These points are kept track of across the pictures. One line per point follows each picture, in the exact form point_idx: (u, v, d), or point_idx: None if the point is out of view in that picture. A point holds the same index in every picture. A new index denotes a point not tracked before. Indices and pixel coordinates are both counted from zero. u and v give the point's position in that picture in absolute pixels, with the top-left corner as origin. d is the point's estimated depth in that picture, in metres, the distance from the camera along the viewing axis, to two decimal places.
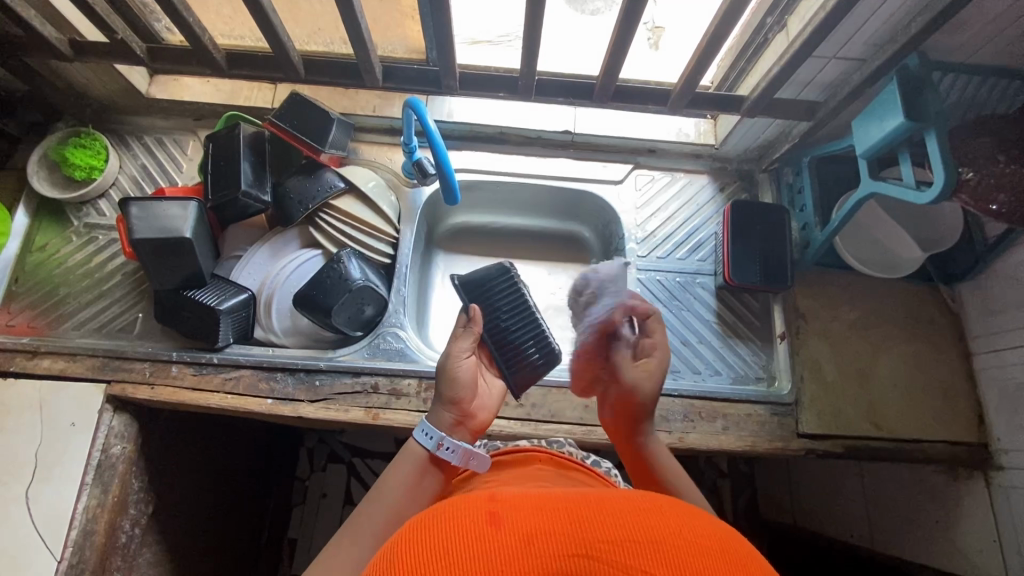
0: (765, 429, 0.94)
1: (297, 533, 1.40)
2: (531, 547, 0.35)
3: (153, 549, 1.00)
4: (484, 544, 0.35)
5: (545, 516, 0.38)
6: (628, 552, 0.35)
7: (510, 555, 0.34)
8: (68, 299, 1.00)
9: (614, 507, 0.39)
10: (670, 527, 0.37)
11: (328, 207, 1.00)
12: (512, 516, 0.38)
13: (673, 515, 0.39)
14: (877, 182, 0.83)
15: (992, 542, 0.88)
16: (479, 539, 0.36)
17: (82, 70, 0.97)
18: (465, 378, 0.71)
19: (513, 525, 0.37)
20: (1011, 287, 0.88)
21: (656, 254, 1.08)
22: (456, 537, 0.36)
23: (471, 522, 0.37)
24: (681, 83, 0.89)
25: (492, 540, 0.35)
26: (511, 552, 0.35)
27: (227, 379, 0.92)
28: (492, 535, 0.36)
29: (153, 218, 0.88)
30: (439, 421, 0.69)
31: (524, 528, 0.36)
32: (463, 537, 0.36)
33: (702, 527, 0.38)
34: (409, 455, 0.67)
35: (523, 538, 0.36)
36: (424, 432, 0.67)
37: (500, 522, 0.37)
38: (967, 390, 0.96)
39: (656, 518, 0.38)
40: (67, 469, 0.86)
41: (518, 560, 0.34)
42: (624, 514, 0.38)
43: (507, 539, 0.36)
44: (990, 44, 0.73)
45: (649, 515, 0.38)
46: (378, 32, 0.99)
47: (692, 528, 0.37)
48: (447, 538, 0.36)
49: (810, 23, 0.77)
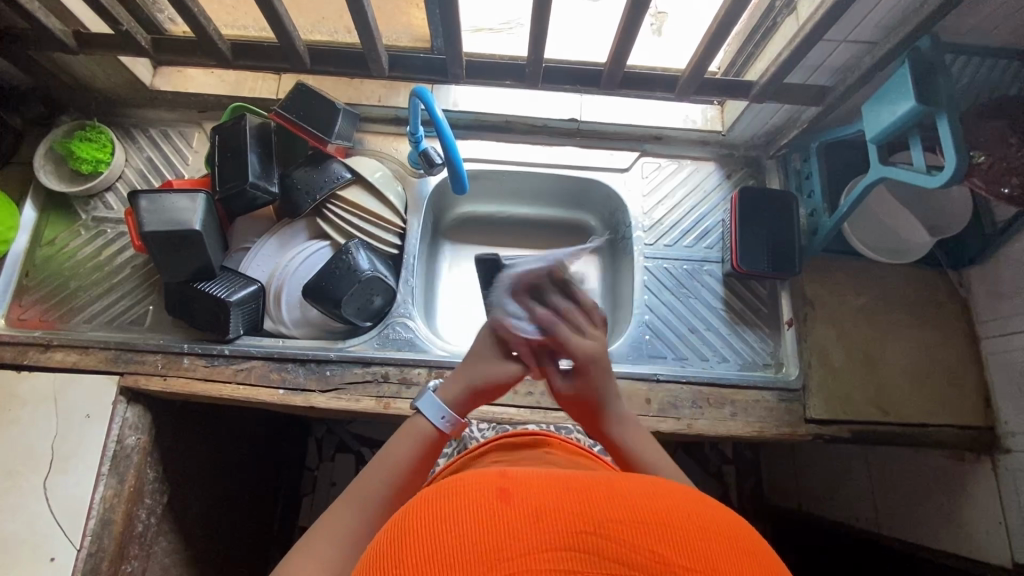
0: (774, 415, 0.95)
1: (307, 521, 1.42)
2: (541, 522, 0.34)
3: (169, 537, 1.01)
4: (494, 521, 0.34)
5: (555, 491, 0.36)
6: (638, 533, 0.34)
7: (520, 533, 0.33)
8: (78, 293, 1.00)
9: (624, 487, 0.38)
10: (679, 509, 0.36)
11: (336, 199, 1.00)
12: (523, 490, 0.36)
13: (682, 498, 0.38)
14: (887, 167, 0.82)
15: (998, 524, 0.89)
16: (490, 516, 0.34)
17: (87, 63, 0.97)
18: (478, 364, 0.70)
19: (523, 500, 0.35)
20: (1018, 271, 0.89)
21: (663, 242, 1.08)
22: (465, 511, 0.35)
23: (482, 495, 0.36)
24: (690, 68, 0.89)
25: (503, 514, 0.34)
26: (520, 530, 0.33)
27: (239, 370, 0.93)
28: (500, 510, 0.35)
29: (162, 210, 0.88)
30: (445, 389, 0.69)
31: (533, 503, 0.35)
32: (474, 512, 0.35)
33: (709, 510, 0.38)
34: (414, 429, 0.66)
35: (534, 514, 0.34)
36: (439, 414, 0.66)
37: (509, 494, 0.36)
38: (976, 373, 0.96)
39: (666, 500, 0.37)
40: (83, 460, 0.87)
41: (528, 536, 0.33)
42: (634, 495, 0.37)
43: (517, 516, 0.34)
44: (1001, 26, 0.72)
45: (658, 497, 0.37)
46: (383, 21, 0.99)
47: (699, 511, 0.37)
48: (458, 511, 0.35)
49: (819, 7, 0.76)
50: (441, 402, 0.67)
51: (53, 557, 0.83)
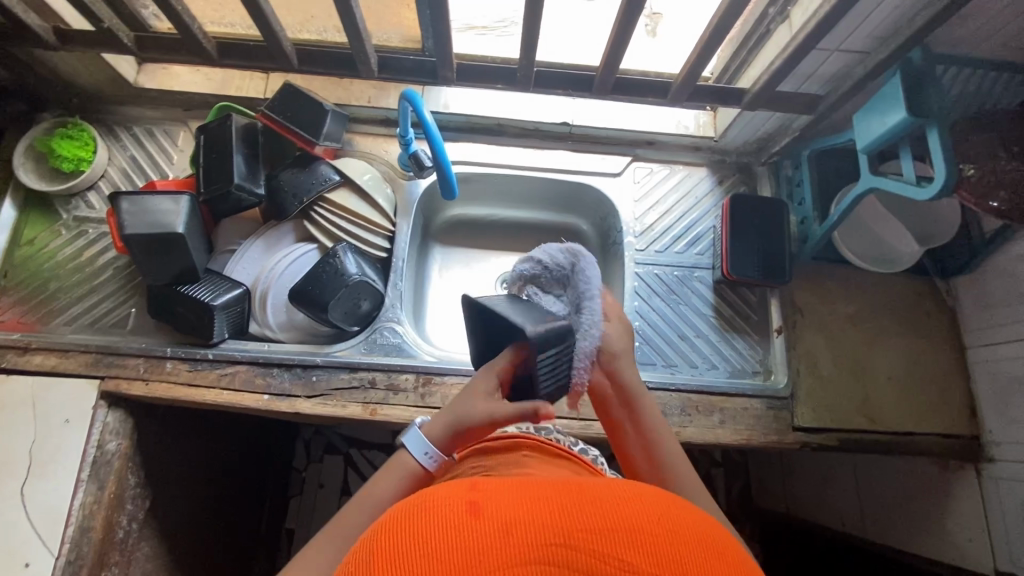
0: (762, 422, 0.95)
1: (294, 523, 1.41)
2: (510, 535, 0.33)
3: (151, 543, 1.00)
4: (462, 536, 0.33)
5: (525, 501, 0.36)
6: (607, 543, 0.34)
7: (488, 548, 0.32)
8: (59, 294, 0.98)
9: (595, 494, 0.37)
10: (649, 514, 0.36)
11: (323, 201, 0.98)
12: (493, 502, 0.35)
13: (654, 502, 0.37)
14: (877, 177, 0.82)
15: (982, 532, 0.90)
16: (457, 531, 0.33)
17: (69, 59, 0.94)
18: (460, 402, 0.64)
19: (493, 513, 0.34)
20: (1005, 281, 0.89)
21: (654, 248, 1.08)
22: (435, 528, 0.34)
23: (450, 511, 0.35)
24: (684, 73, 0.88)
25: (472, 529, 0.33)
26: (489, 545, 0.33)
27: (223, 374, 0.92)
28: (470, 525, 0.34)
29: (144, 212, 0.87)
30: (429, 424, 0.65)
31: (502, 515, 0.34)
32: (442, 527, 0.34)
33: (681, 513, 0.37)
34: (400, 463, 0.64)
35: (503, 527, 0.34)
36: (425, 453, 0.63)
37: (479, 508, 0.35)
38: (961, 382, 0.97)
39: (638, 506, 0.36)
40: (62, 465, 0.85)
41: (498, 549, 0.32)
42: (605, 502, 0.36)
43: (484, 530, 0.33)
44: (993, 38, 0.72)
45: (629, 503, 0.37)
46: (373, 20, 0.97)
47: (669, 514, 0.36)
48: (428, 527, 0.34)
49: (813, 16, 0.75)
50: (423, 437, 0.64)
51: (28, 562, 0.82)
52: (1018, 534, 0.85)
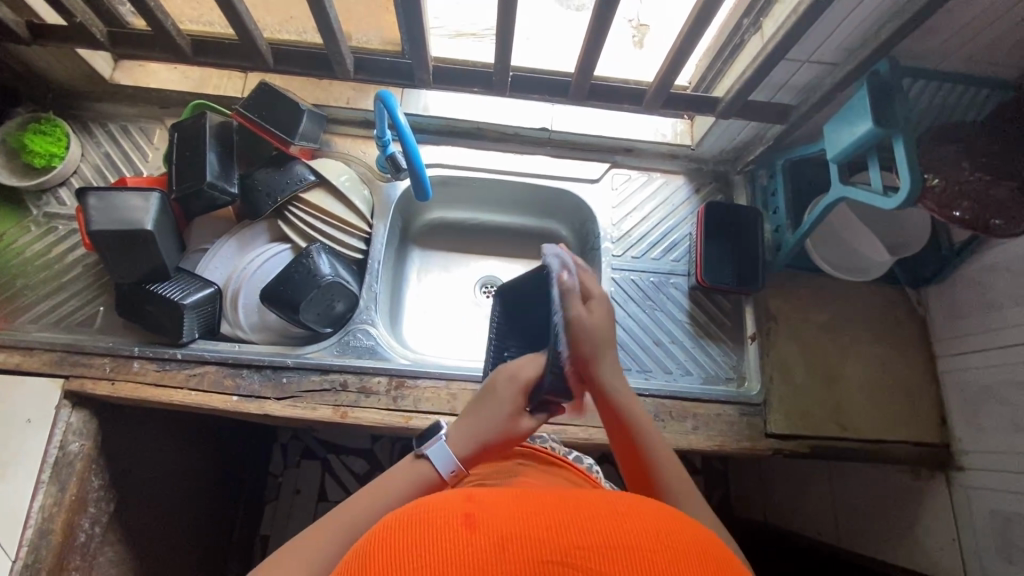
0: (734, 429, 0.95)
1: (269, 528, 1.38)
2: (505, 551, 0.33)
3: (115, 548, 0.98)
4: (457, 549, 0.32)
5: (522, 516, 0.35)
6: (604, 561, 0.33)
7: (483, 562, 0.32)
8: (25, 291, 0.96)
9: (593, 511, 0.36)
10: (647, 531, 0.35)
11: (298, 201, 0.98)
12: (489, 514, 0.35)
13: (654, 519, 0.37)
14: (847, 187, 0.83)
15: (951, 540, 0.91)
16: (452, 543, 0.33)
17: (42, 54, 0.93)
18: (494, 420, 0.63)
19: (488, 527, 0.34)
20: (974, 291, 0.91)
21: (631, 254, 1.08)
22: (429, 536, 0.33)
23: (445, 521, 0.34)
24: (657, 82, 0.89)
25: (467, 542, 0.33)
26: (484, 559, 0.32)
27: (192, 375, 0.90)
28: (465, 537, 0.33)
29: (112, 209, 0.86)
30: (455, 441, 0.62)
31: (498, 529, 0.34)
32: (435, 537, 0.33)
33: (681, 530, 0.36)
34: (416, 472, 0.60)
35: (499, 541, 0.33)
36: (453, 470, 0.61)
37: (475, 520, 0.34)
38: (932, 390, 0.98)
39: (638, 523, 0.36)
40: (22, 467, 0.83)
41: (491, 564, 0.32)
42: (603, 519, 0.36)
43: (480, 544, 0.33)
44: (958, 52, 0.74)
45: (627, 519, 0.36)
46: (352, 23, 0.97)
47: (668, 531, 0.36)
48: (420, 537, 0.34)
49: (782, 26, 0.77)
50: (451, 455, 0.61)
51: None
52: (986, 541, 0.86)
